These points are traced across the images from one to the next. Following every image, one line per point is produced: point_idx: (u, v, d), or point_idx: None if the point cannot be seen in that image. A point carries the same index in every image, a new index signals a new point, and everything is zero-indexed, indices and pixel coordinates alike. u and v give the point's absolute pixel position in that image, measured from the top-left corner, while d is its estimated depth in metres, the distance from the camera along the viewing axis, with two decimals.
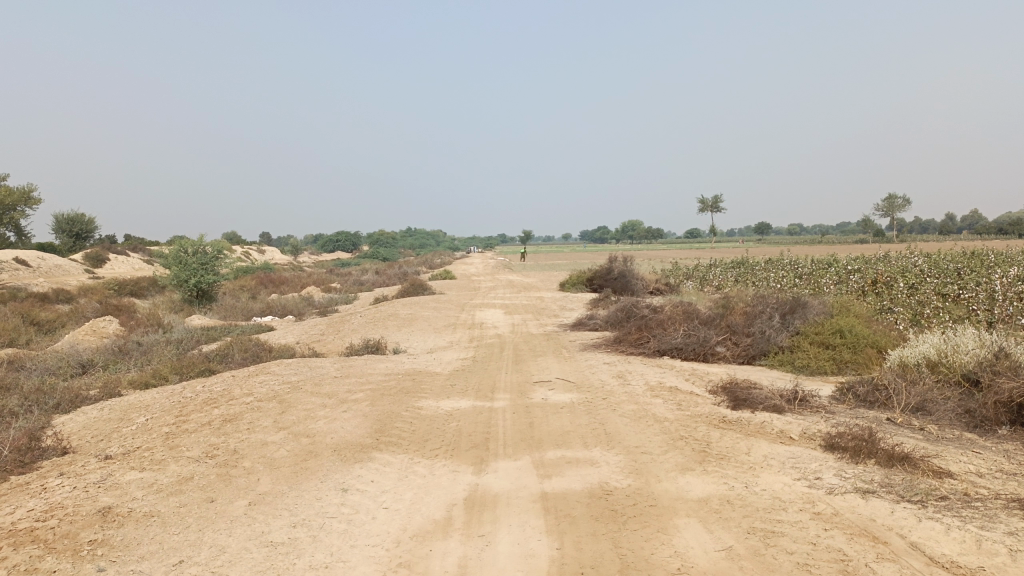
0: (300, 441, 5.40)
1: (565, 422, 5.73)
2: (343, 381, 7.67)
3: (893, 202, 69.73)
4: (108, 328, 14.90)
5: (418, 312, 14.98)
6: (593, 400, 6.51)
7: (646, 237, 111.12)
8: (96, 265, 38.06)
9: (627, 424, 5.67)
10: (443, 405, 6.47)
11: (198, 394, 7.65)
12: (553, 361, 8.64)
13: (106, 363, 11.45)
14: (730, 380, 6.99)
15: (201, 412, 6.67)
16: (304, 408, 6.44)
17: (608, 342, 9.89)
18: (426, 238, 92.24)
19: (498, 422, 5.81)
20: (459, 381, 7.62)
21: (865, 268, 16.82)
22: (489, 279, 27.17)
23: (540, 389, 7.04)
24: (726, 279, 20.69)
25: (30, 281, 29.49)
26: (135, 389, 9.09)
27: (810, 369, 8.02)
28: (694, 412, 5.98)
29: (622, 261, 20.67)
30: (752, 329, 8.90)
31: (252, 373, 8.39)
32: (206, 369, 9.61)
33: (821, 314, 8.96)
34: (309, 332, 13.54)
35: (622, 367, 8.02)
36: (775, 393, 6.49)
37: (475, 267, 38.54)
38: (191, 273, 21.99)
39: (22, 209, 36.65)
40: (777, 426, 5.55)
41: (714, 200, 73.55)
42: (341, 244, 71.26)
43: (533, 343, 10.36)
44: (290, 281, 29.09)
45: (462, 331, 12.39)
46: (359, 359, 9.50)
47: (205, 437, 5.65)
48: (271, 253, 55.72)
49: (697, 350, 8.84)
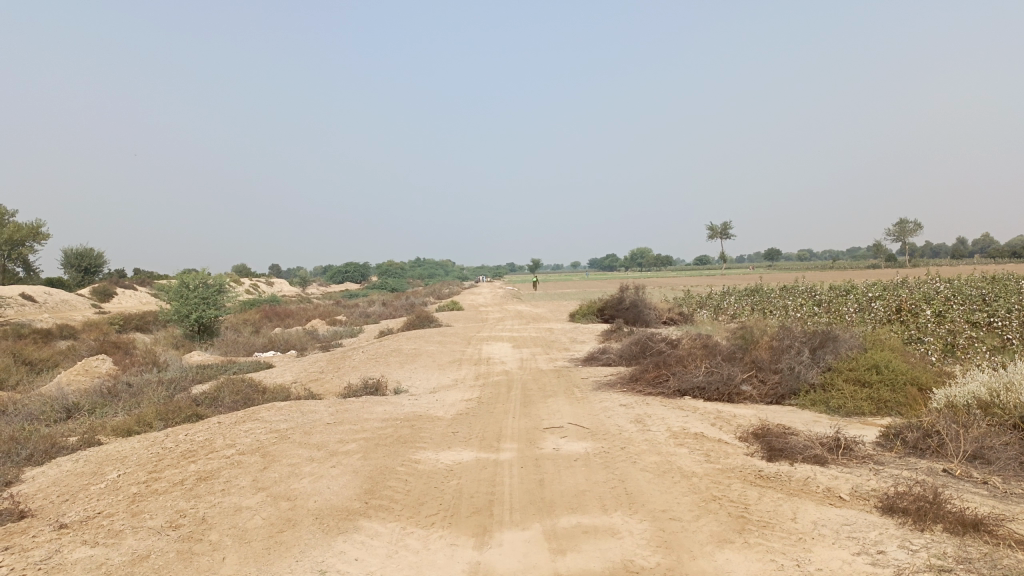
0: (279, 505, 4.74)
1: (580, 479, 5.06)
2: (335, 429, 7.03)
3: (905, 226, 69.15)
4: (102, 367, 14.31)
5: (423, 347, 14.34)
6: (610, 450, 5.84)
7: (655, 265, 110.40)
8: (104, 299, 37.73)
9: (650, 481, 4.99)
10: (444, 458, 5.81)
11: (178, 446, 7.00)
12: (564, 403, 7.98)
13: (93, 408, 10.83)
14: (762, 425, 6.31)
15: (176, 468, 6.02)
16: (290, 463, 5.79)
17: (623, 380, 9.22)
18: (435, 269, 92.07)
19: (504, 480, 5.14)
20: (462, 427, 6.95)
21: (888, 294, 16.14)
22: (498, 309, 26.56)
23: (551, 437, 6.37)
24: (741, 308, 20.04)
25: (35, 316, 29.15)
26: (116, 437, 8.44)
27: (846, 410, 7.34)
28: (726, 465, 5.29)
29: (634, 290, 20.04)
30: (780, 365, 8.23)
31: (240, 420, 7.75)
32: (193, 414, 8.97)
33: (855, 347, 8.27)
34: (308, 369, 12.92)
35: (640, 410, 7.34)
36: (814, 441, 5.81)
37: (485, 296, 38.15)
38: (192, 307, 21.46)
39: (32, 245, 36.48)
40: (822, 483, 4.87)
41: (723, 226, 73.01)
42: (350, 276, 71.12)
43: (543, 381, 9.69)
44: (297, 314, 28.59)
45: (468, 368, 11.76)
46: (356, 401, 8.87)
47: (173, 501, 5.00)
48: (278, 285, 55.36)
49: (721, 389, 8.15)
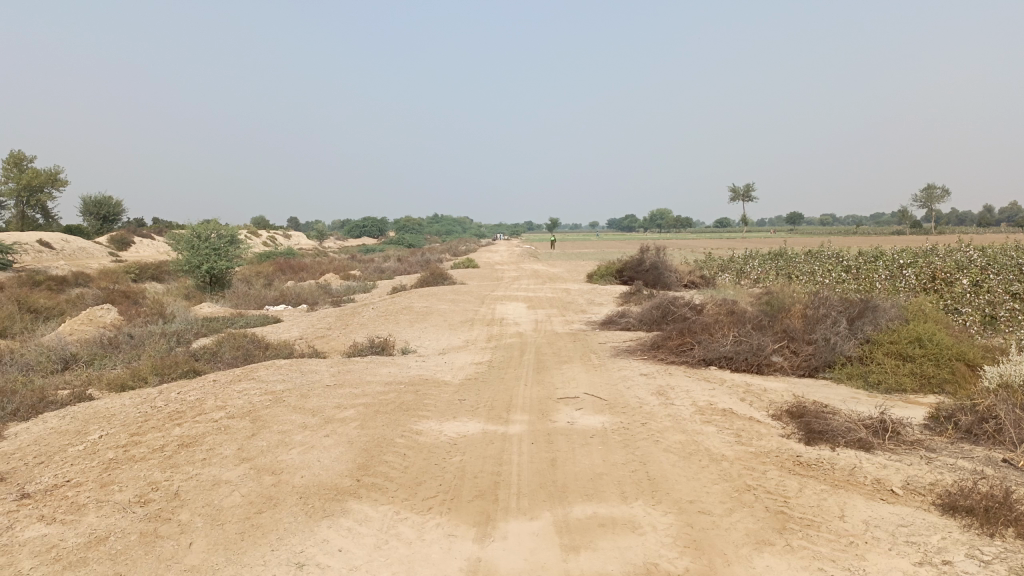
0: (261, 480, 4.26)
1: (596, 460, 4.54)
2: (334, 393, 6.54)
3: (933, 193, 67.55)
4: (106, 318, 13.92)
5: (435, 305, 13.82)
6: (630, 426, 5.31)
7: (675, 226, 109.05)
8: (121, 248, 37.56)
9: (675, 464, 4.46)
10: (447, 430, 5.31)
11: (167, 405, 6.55)
12: (581, 370, 7.46)
13: (91, 360, 10.44)
14: (797, 402, 5.76)
15: (159, 432, 5.56)
16: (279, 430, 5.31)
17: (644, 347, 8.66)
18: (453, 225, 91.52)
19: (512, 458, 4.62)
20: (470, 395, 6.44)
21: (921, 261, 15.40)
22: (514, 268, 26.00)
23: (565, 409, 5.84)
24: (765, 273, 19.36)
25: (52, 263, 28.95)
26: (108, 392, 8.01)
27: (886, 386, 6.79)
28: (759, 449, 4.75)
29: (654, 252, 19.36)
30: (814, 336, 7.65)
31: (235, 379, 7.29)
32: (190, 371, 8.52)
33: (896, 319, 7.66)
34: (315, 325, 12.45)
35: (662, 381, 6.79)
36: (857, 423, 5.24)
37: (501, 254, 37.67)
38: (203, 258, 21.05)
39: (50, 192, 36.15)
40: (871, 475, 4.32)
41: (746, 188, 71.38)
42: (368, 231, 70.70)
43: (558, 346, 9.15)
44: (311, 268, 28.16)
45: (480, 329, 11.23)
46: (361, 362, 8.38)
47: (148, 471, 4.55)
48: (296, 239, 55.02)
49: (750, 359, 7.57)
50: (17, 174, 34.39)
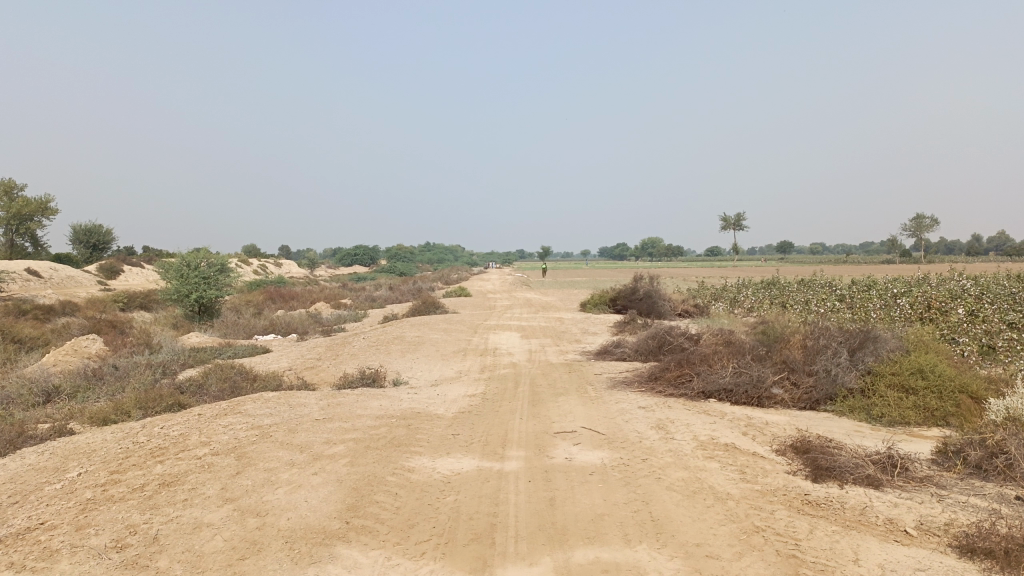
0: (245, 523, 4.05)
1: (597, 499, 4.35)
2: (323, 427, 6.33)
3: (922, 222, 68.01)
4: (92, 348, 13.66)
5: (427, 335, 13.64)
6: (630, 463, 5.12)
7: (666, 254, 109.35)
8: (110, 277, 37.24)
9: (679, 504, 4.28)
10: (441, 466, 5.11)
11: (150, 441, 6.32)
12: (577, 402, 7.28)
13: (75, 392, 10.18)
14: (801, 437, 5.59)
15: (141, 470, 5.33)
16: (266, 467, 5.10)
17: (641, 378, 8.49)
18: (445, 253, 91.48)
19: (509, 498, 4.42)
20: (463, 429, 6.24)
21: (915, 290, 15.34)
22: (506, 297, 25.86)
23: (563, 444, 5.65)
24: (759, 302, 19.27)
25: (39, 292, 28.63)
26: (90, 426, 7.76)
27: (890, 419, 6.64)
28: (765, 487, 4.57)
29: (648, 281, 19.26)
30: (814, 367, 7.51)
31: (221, 413, 7.07)
32: (175, 404, 8.29)
33: (897, 349, 7.54)
34: (305, 356, 12.22)
35: (661, 414, 6.61)
36: (864, 459, 5.07)
37: (493, 283, 37.54)
38: (192, 287, 20.82)
39: (39, 220, 35.88)
40: (884, 515, 4.14)
41: (736, 217, 71.72)
42: (359, 260, 70.56)
43: (553, 377, 8.97)
44: (301, 297, 27.94)
45: (473, 359, 11.05)
46: (351, 394, 8.18)
47: (126, 513, 4.33)
48: (287, 267, 54.77)
49: (750, 392, 7.41)
50: (6, 203, 34.18)
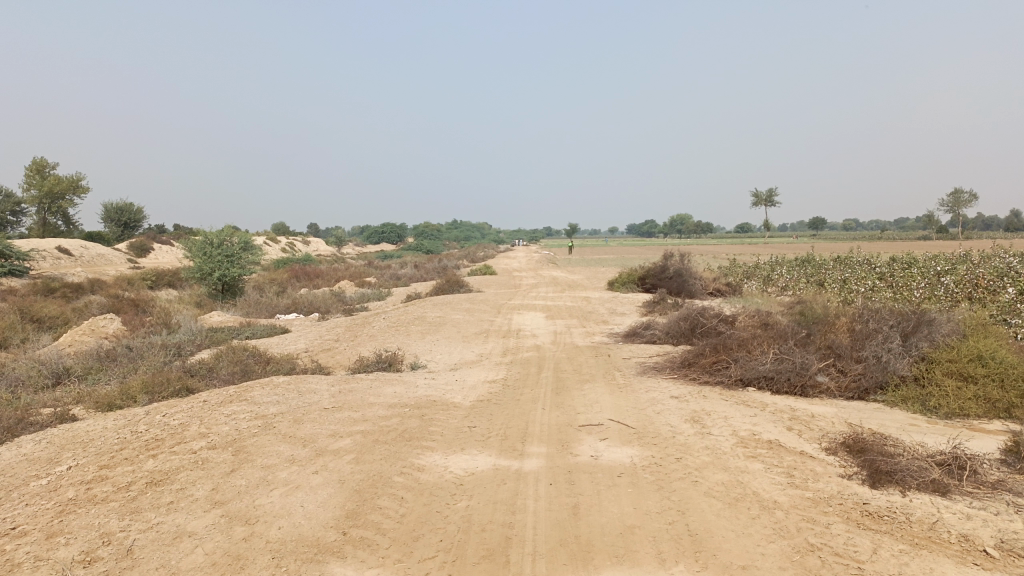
0: (230, 534, 3.63)
1: (625, 508, 3.86)
2: (330, 418, 5.89)
3: (960, 198, 66.04)
4: (109, 328, 13.40)
5: (449, 315, 13.17)
6: (662, 463, 4.61)
7: (695, 232, 107.83)
8: (140, 254, 37.30)
9: (720, 514, 3.77)
10: (454, 465, 4.65)
11: (147, 432, 5.93)
12: (604, 390, 6.78)
13: (86, 374, 9.88)
14: (853, 434, 5.03)
15: (132, 466, 4.94)
16: (263, 464, 4.67)
17: (673, 364, 7.94)
18: (472, 231, 91.00)
19: (527, 505, 3.94)
20: (481, 421, 5.78)
21: (961, 267, 14.55)
22: (532, 275, 25.43)
23: (588, 439, 5.16)
24: (794, 280, 18.53)
25: (69, 270, 28.71)
26: (94, 412, 7.42)
27: (947, 410, 6.06)
28: (818, 494, 4.05)
29: (678, 258, 18.61)
30: (863, 353, 6.93)
31: (226, 400, 6.68)
32: (183, 389, 7.91)
33: (953, 333, 6.93)
34: (324, 337, 11.83)
35: (696, 405, 6.08)
36: (926, 461, 4.50)
37: (520, 261, 37.09)
38: (215, 265, 20.56)
39: (71, 198, 35.93)
40: (959, 531, 3.60)
41: (767, 193, 70.28)
42: (386, 237, 70.33)
43: (579, 361, 8.46)
44: (326, 275, 27.66)
45: (495, 341, 10.56)
46: (365, 379, 7.75)
47: (103, 519, 3.92)
48: (314, 246, 54.73)
49: (793, 380, 6.85)
50: (38, 181, 34.30)
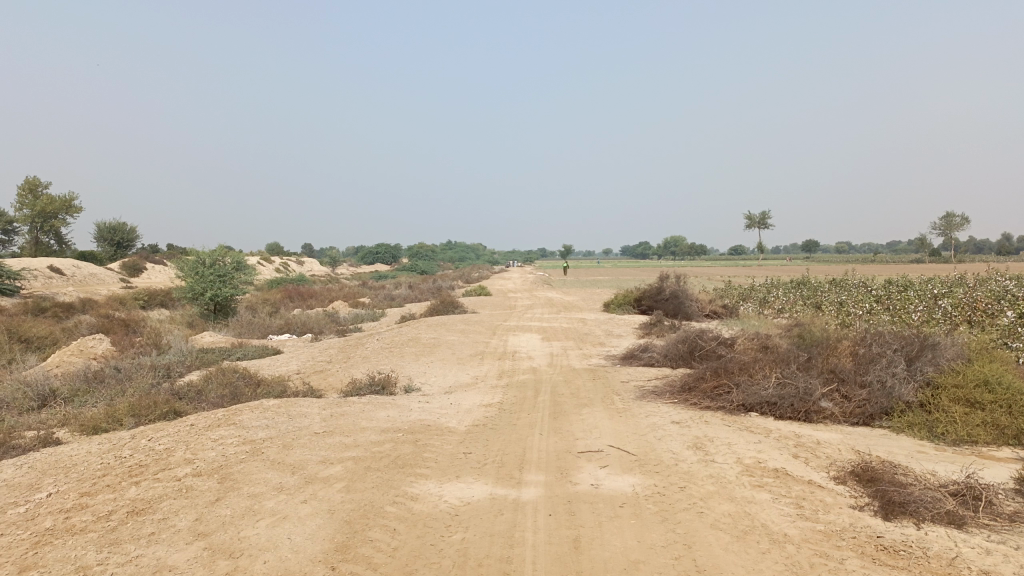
0: (213, 569, 3.44)
1: (629, 542, 3.68)
2: (321, 443, 5.71)
3: (952, 221, 66.34)
4: (98, 349, 13.17)
5: (443, 337, 12.98)
6: (666, 492, 4.44)
7: (689, 254, 108.02)
8: (132, 274, 37.05)
9: (728, 548, 3.59)
10: (449, 494, 4.46)
11: (131, 457, 5.72)
12: (603, 415, 6.60)
13: (72, 396, 9.65)
14: (862, 462, 4.87)
15: (113, 493, 4.73)
16: (250, 493, 4.48)
17: (673, 389, 7.77)
18: (466, 252, 90.96)
19: (526, 538, 3.76)
20: (477, 447, 5.60)
21: (958, 289, 14.47)
22: (527, 296, 25.32)
23: (588, 466, 4.98)
24: (790, 303, 18.42)
25: (59, 289, 28.44)
26: (78, 435, 7.20)
27: (954, 437, 5.91)
28: (829, 527, 3.88)
29: (674, 280, 18.50)
30: (867, 378, 6.79)
31: (214, 424, 6.47)
32: (170, 412, 7.70)
33: (958, 358, 6.79)
34: (316, 358, 11.63)
35: (698, 431, 5.92)
36: (938, 491, 4.34)
37: (514, 282, 36.92)
38: (207, 285, 20.35)
39: (64, 218, 35.71)
40: (979, 566, 3.43)
41: (761, 215, 70.52)
42: (381, 258, 70.20)
43: (577, 385, 8.29)
44: (320, 295, 27.45)
45: (491, 364, 10.38)
46: (358, 402, 7.57)
47: (80, 551, 3.72)
48: (308, 266, 54.55)
49: (796, 406, 6.69)
50: (32, 201, 34.08)
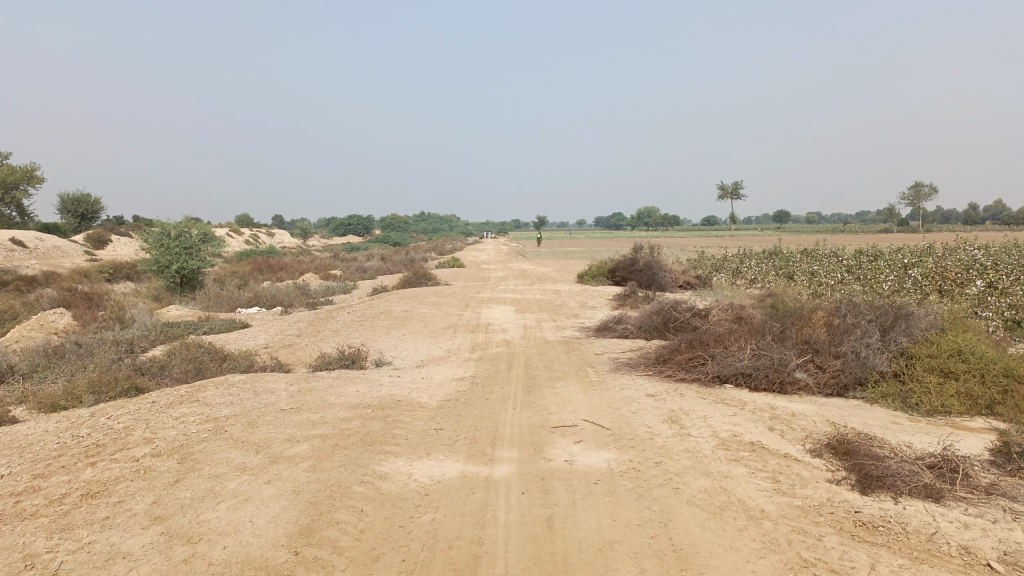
0: (169, 555, 3.27)
1: (604, 521, 3.57)
2: (287, 420, 5.53)
3: (920, 192, 67.10)
4: (59, 323, 12.80)
5: (416, 309, 12.80)
6: (641, 467, 4.34)
7: (662, 225, 108.34)
8: (98, 246, 36.26)
9: (706, 526, 3.50)
10: (419, 473, 4.33)
11: (89, 436, 5.50)
12: (577, 388, 6.50)
13: (31, 372, 9.35)
14: (838, 434, 4.81)
15: (67, 475, 4.53)
16: (211, 474, 4.31)
17: (648, 361, 7.69)
18: (440, 223, 90.36)
19: (498, 518, 3.64)
20: (448, 423, 5.46)
21: (928, 259, 14.54)
22: (501, 267, 25.16)
23: (561, 442, 4.87)
24: (762, 273, 18.45)
25: (22, 262, 27.73)
26: (35, 413, 6.95)
27: (928, 407, 5.89)
28: (807, 502, 3.80)
29: (647, 251, 18.42)
30: (841, 348, 6.75)
31: (177, 401, 6.27)
32: (132, 388, 7.47)
33: (932, 328, 6.77)
34: (285, 332, 11.40)
35: (673, 404, 5.83)
36: (914, 464, 4.29)
37: (488, 253, 36.70)
38: (173, 258, 19.90)
39: (26, 189, 34.74)
40: (958, 541, 3.37)
41: (733, 185, 70.71)
42: (353, 229, 69.48)
43: (550, 357, 8.18)
44: (291, 267, 27.05)
45: (463, 337, 10.23)
46: (327, 377, 7.39)
47: (28, 538, 3.53)
48: (280, 237, 53.81)
49: (771, 377, 6.64)
50: None
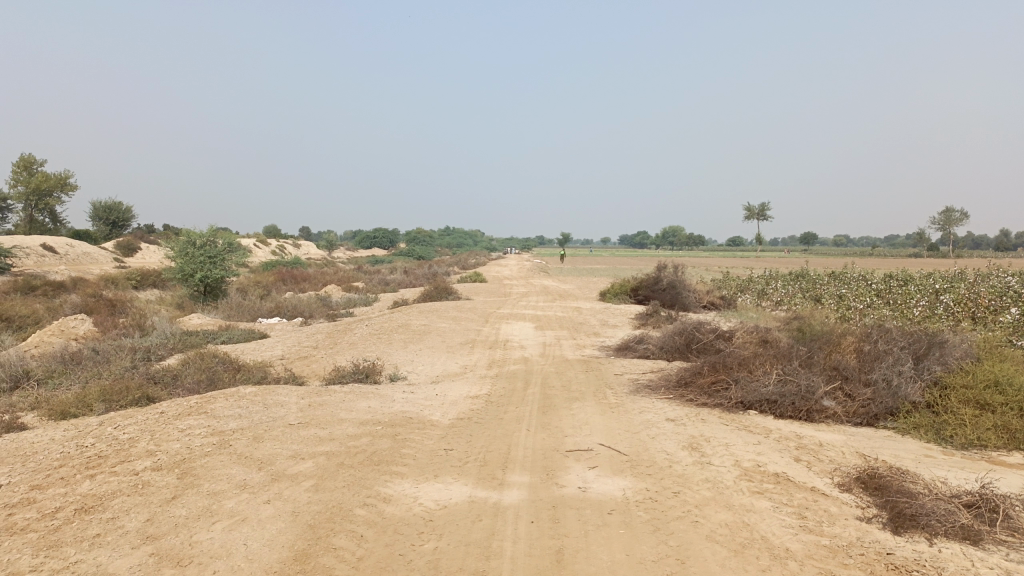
0: None
1: (617, 556, 3.35)
2: (294, 436, 5.38)
3: (951, 216, 66.09)
4: (80, 330, 12.81)
5: (435, 324, 12.66)
6: (658, 498, 4.12)
7: (688, 244, 107.65)
8: (127, 254, 36.65)
9: (726, 565, 3.27)
10: (425, 496, 4.14)
11: (92, 447, 5.38)
12: (594, 410, 6.28)
13: (47, 378, 9.31)
14: (868, 467, 4.54)
15: (64, 487, 4.39)
16: (211, 491, 4.15)
17: (669, 383, 7.45)
18: (464, 238, 90.50)
19: (504, 548, 3.43)
20: (459, 443, 5.27)
21: (962, 285, 14.13)
22: (523, 283, 25.00)
23: (575, 467, 4.66)
24: (789, 295, 18.09)
25: (51, 267, 28.04)
26: (45, 421, 6.87)
27: (962, 440, 5.59)
28: (835, 542, 3.56)
29: (672, 270, 18.14)
30: (872, 376, 6.48)
31: (185, 412, 6.14)
32: (143, 397, 7.36)
33: (967, 357, 6.48)
34: (303, 344, 11.29)
35: (694, 430, 5.59)
36: (951, 502, 4.02)
37: (511, 269, 36.57)
38: (197, 266, 19.95)
39: (59, 196, 35.24)
40: None
41: (760, 206, 70.08)
42: (378, 242, 69.75)
43: (568, 377, 7.96)
44: (314, 279, 27.10)
45: (481, 353, 10.05)
46: (339, 391, 7.23)
47: (14, 554, 3.39)
48: (305, 249, 54.14)
49: (797, 404, 6.38)
50: (27, 177, 33.58)
